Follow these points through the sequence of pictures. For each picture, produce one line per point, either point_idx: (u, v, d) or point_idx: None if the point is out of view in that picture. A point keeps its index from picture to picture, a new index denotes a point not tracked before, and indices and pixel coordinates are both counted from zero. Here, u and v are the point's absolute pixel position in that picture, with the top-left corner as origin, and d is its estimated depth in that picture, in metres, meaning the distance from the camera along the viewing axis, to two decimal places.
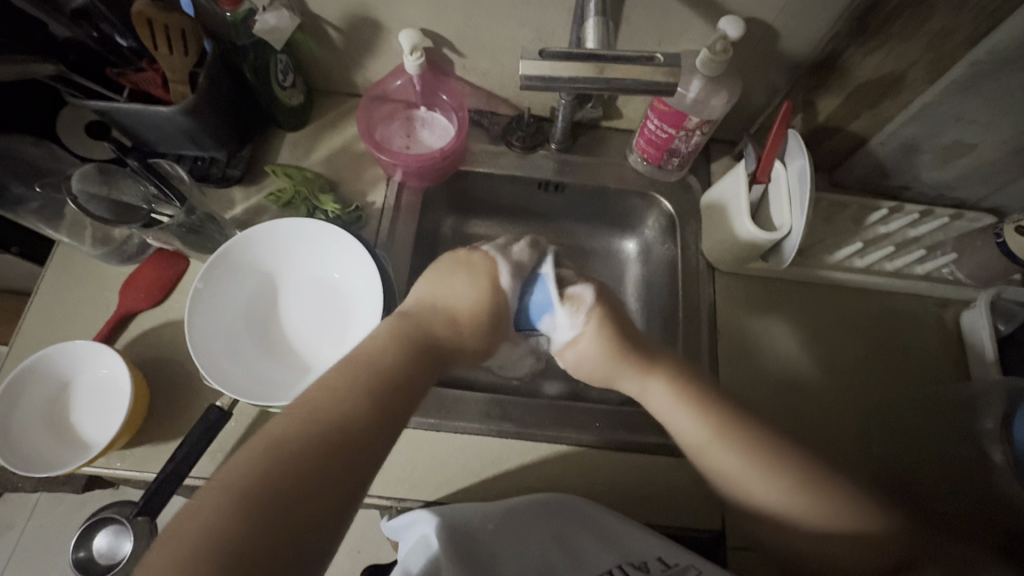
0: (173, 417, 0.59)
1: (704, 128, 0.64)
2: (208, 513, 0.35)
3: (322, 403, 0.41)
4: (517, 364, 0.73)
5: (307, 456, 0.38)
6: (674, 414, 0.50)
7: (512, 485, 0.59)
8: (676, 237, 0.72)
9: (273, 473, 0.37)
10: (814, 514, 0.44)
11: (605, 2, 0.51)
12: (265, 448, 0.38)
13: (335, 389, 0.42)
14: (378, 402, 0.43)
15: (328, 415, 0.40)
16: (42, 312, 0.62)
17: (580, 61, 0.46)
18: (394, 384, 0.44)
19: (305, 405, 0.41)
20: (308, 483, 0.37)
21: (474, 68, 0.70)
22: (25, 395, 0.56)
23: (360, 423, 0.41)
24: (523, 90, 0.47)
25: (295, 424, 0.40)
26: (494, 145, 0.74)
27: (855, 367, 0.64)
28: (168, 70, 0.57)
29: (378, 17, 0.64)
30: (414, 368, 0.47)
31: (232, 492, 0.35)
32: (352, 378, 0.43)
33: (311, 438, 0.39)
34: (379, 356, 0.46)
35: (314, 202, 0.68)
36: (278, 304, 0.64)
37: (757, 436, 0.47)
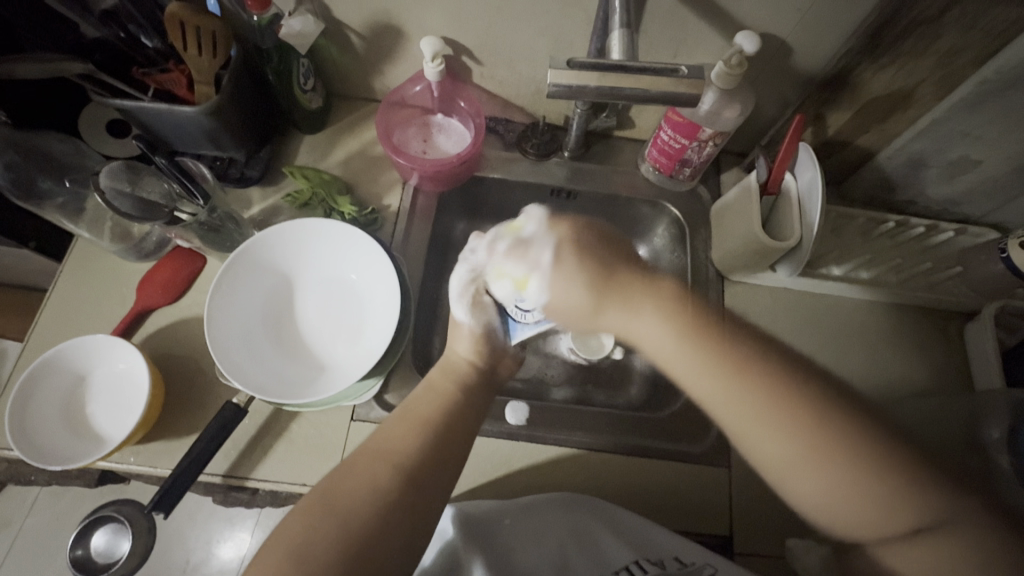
0: (187, 414, 0.59)
1: (717, 139, 0.65)
2: (297, 529, 0.42)
3: (401, 441, 0.48)
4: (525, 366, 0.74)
5: (389, 493, 0.44)
6: (669, 354, 0.50)
7: (522, 486, 0.59)
8: (686, 245, 0.74)
9: (339, 511, 0.43)
10: (857, 508, 0.43)
11: (629, 14, 0.52)
12: (342, 475, 0.45)
13: (395, 443, 0.48)
14: (438, 445, 0.49)
15: (393, 459, 0.46)
16: (59, 306, 0.63)
17: (605, 71, 0.47)
18: (456, 435, 0.50)
19: (391, 427, 0.49)
20: (376, 518, 0.43)
21: (492, 76, 0.71)
22: (43, 387, 0.56)
23: (433, 455, 0.48)
24: (548, 97, 0.48)
25: (354, 474, 0.45)
26: (509, 152, 0.76)
27: (882, 373, 0.66)
28: (195, 71, 0.58)
29: (401, 24, 0.65)
30: (463, 414, 0.52)
31: (316, 505, 0.43)
32: (418, 421, 0.50)
33: (386, 479, 0.45)
34: (435, 398, 0.52)
35: (332, 204, 0.69)
36: (294, 303, 0.65)
37: (813, 418, 0.44)
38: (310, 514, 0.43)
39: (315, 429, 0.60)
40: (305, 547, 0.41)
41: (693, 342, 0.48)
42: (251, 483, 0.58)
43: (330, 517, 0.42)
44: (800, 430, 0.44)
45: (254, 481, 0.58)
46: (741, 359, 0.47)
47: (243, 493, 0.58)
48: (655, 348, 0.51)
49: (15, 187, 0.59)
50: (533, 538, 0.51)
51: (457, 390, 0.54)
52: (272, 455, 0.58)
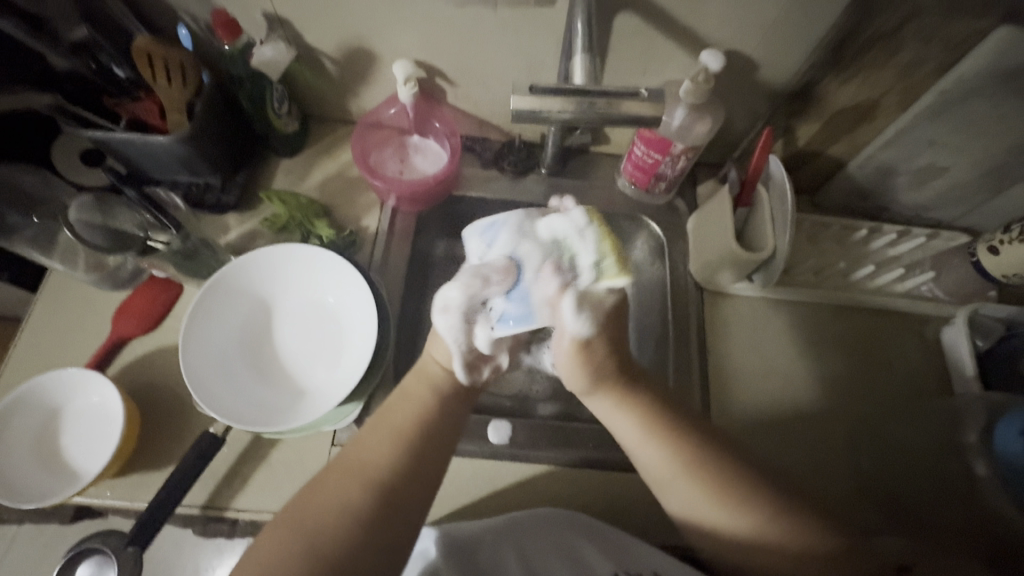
0: (164, 446, 0.58)
1: (689, 153, 0.66)
2: (266, 550, 0.42)
3: (371, 454, 0.48)
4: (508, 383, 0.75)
5: (364, 513, 0.44)
6: (634, 444, 0.52)
7: (507, 506, 0.59)
8: (665, 257, 0.74)
9: (307, 532, 0.42)
10: (799, 540, 0.45)
11: (591, 38, 0.53)
12: (315, 496, 0.45)
13: (370, 456, 0.47)
14: (414, 459, 0.48)
15: (368, 472, 0.46)
16: (32, 339, 0.62)
17: (569, 94, 0.47)
18: (432, 445, 0.50)
19: (359, 446, 0.48)
20: (348, 537, 0.42)
21: (467, 96, 0.72)
22: (15, 423, 0.55)
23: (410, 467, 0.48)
24: (515, 120, 0.49)
25: (325, 493, 0.45)
26: (486, 170, 0.76)
27: (859, 378, 0.66)
28: (166, 100, 0.58)
29: (374, 48, 0.65)
30: (442, 422, 0.52)
31: (284, 530, 0.43)
32: (394, 437, 0.49)
33: (359, 498, 0.45)
34: (411, 409, 0.51)
35: (309, 227, 0.69)
36: (272, 329, 0.64)
37: (724, 474, 0.48)
38: (280, 536, 0.43)
39: (295, 455, 0.59)
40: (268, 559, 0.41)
41: (655, 434, 0.51)
42: (230, 513, 0.57)
43: (300, 541, 0.42)
44: (723, 501, 0.48)
45: (234, 510, 0.57)
46: (683, 448, 0.50)
47: (222, 524, 0.57)
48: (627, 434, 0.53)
49: None
50: (514, 553, 0.51)
51: (433, 398, 0.53)
52: (251, 484, 0.58)
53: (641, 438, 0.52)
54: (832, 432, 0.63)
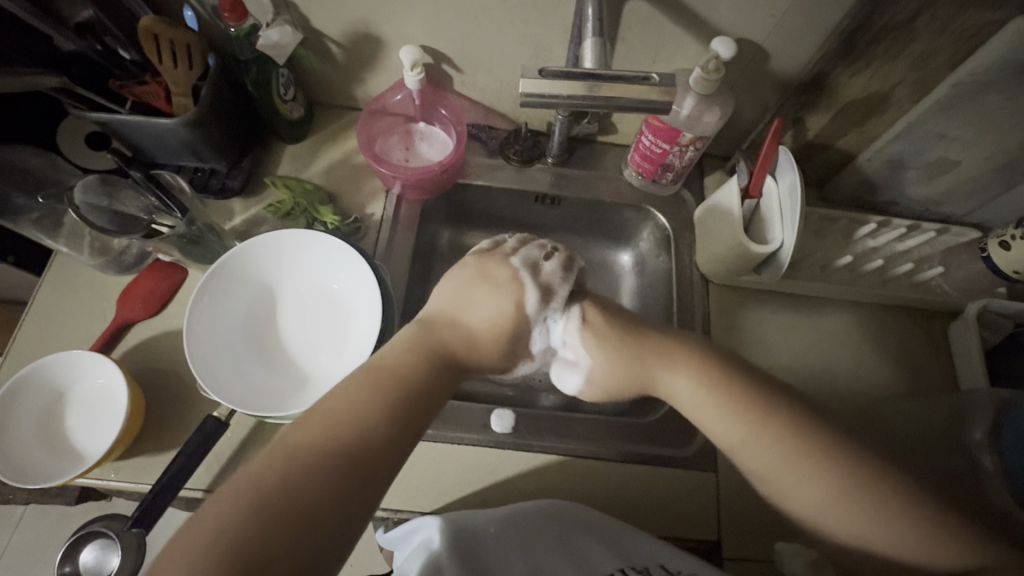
0: (169, 430, 0.58)
1: (698, 144, 0.65)
2: (224, 509, 0.36)
3: (351, 407, 0.42)
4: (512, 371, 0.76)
5: (337, 475, 0.39)
6: (701, 408, 0.50)
7: (510, 494, 0.59)
8: (671, 249, 0.75)
9: (273, 490, 0.37)
10: (867, 531, 0.43)
11: (602, 23, 0.52)
12: (285, 450, 0.40)
13: (353, 409, 0.42)
14: (398, 416, 0.43)
15: (352, 427, 0.41)
16: (37, 322, 0.62)
17: (579, 79, 0.47)
18: (415, 405, 0.45)
19: (341, 400, 0.43)
20: (323, 498, 0.37)
21: (473, 84, 0.71)
22: (20, 406, 0.55)
23: (380, 432, 0.42)
24: (523, 106, 0.48)
25: (301, 446, 0.40)
26: (492, 159, 0.76)
27: (866, 374, 0.66)
28: (172, 84, 0.58)
29: (379, 34, 0.65)
30: (431, 385, 0.47)
31: (249, 487, 0.37)
32: (383, 392, 0.44)
33: (332, 458, 0.39)
34: (404, 367, 0.47)
35: (314, 214, 0.69)
36: (275, 315, 0.64)
37: (809, 450, 0.45)
38: (243, 493, 0.37)
39: None
40: (229, 520, 0.36)
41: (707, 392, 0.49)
42: None
43: (246, 500, 0.36)
44: (807, 477, 0.45)
45: None
46: (757, 424, 0.47)
47: None
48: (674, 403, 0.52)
49: None
50: (517, 546, 0.50)
51: (428, 359, 0.48)
52: None
53: (706, 404, 0.50)
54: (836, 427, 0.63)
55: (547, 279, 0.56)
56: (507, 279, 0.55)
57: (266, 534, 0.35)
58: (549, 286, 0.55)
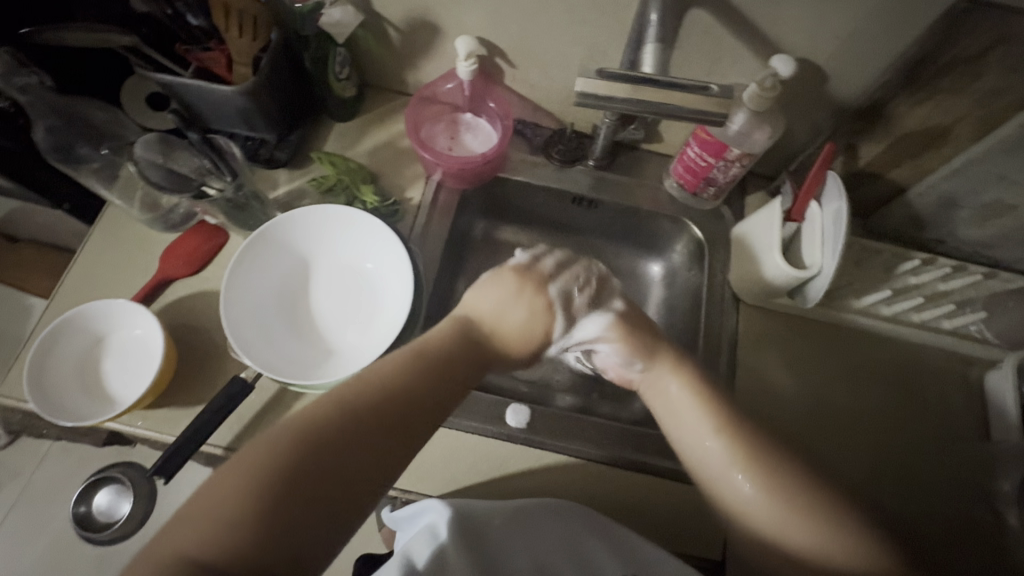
0: (197, 385, 0.60)
1: (744, 160, 0.65)
2: (274, 445, 0.40)
3: (392, 371, 0.47)
4: (531, 367, 0.79)
5: (371, 426, 0.43)
6: (690, 422, 0.53)
7: (518, 488, 0.59)
8: (704, 265, 0.74)
9: (319, 435, 0.41)
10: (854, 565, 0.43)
11: (665, 29, 0.52)
12: (334, 401, 0.44)
13: (396, 373, 0.47)
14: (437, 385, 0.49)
15: (393, 389, 0.46)
16: (84, 270, 0.65)
17: (635, 82, 0.47)
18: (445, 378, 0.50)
19: (385, 366, 0.48)
20: (362, 447, 0.42)
21: (523, 79, 0.71)
22: (62, 347, 0.58)
23: (409, 402, 0.46)
24: (577, 105, 0.48)
25: (348, 400, 0.44)
26: (533, 156, 0.76)
27: (896, 414, 0.64)
28: (235, 52, 0.60)
29: (437, 21, 0.65)
30: (465, 361, 0.52)
31: (301, 428, 0.41)
32: (424, 363, 0.49)
33: (369, 415, 0.44)
34: (440, 347, 0.52)
35: (354, 191, 0.70)
36: (308, 286, 0.65)
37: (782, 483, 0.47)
38: (292, 436, 0.41)
39: None
40: (278, 455, 0.40)
41: (702, 402, 0.53)
42: None
43: (296, 439, 0.41)
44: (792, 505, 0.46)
45: None
46: (753, 455, 0.49)
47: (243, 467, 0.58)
48: (662, 410, 0.55)
49: (58, 153, 0.63)
50: (519, 541, 0.52)
51: (462, 344, 0.53)
52: None
53: (697, 413, 0.53)
54: (857, 462, 0.61)
55: (579, 309, 0.60)
56: (537, 298, 0.59)
57: (307, 476, 0.40)
58: (571, 305, 0.60)
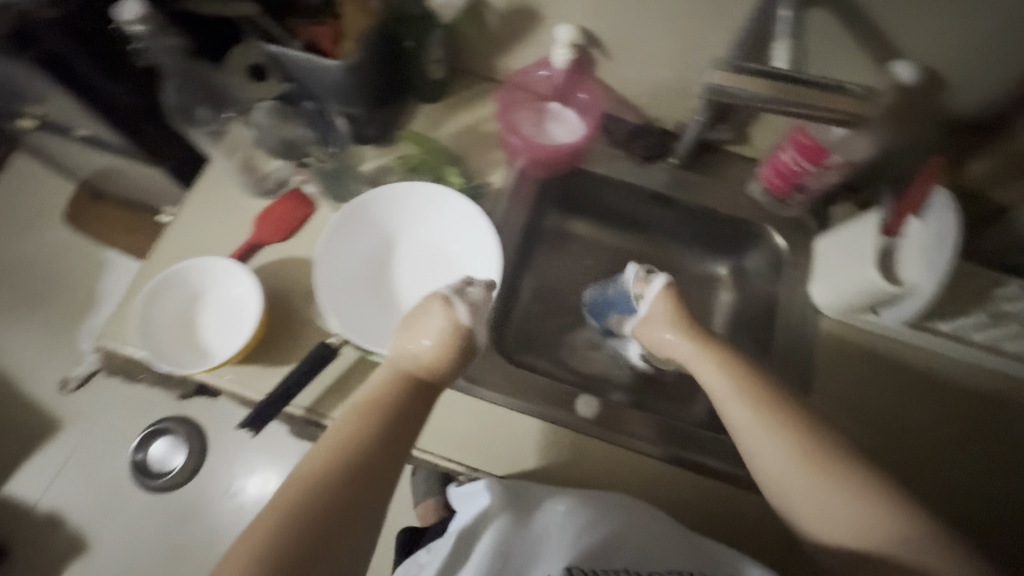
0: (281, 347, 0.62)
1: (842, 168, 0.64)
2: (252, 549, 0.40)
3: (342, 444, 0.46)
4: (591, 360, 0.80)
5: (332, 504, 0.43)
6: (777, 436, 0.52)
7: (584, 477, 0.61)
8: (784, 274, 0.72)
9: (284, 530, 0.41)
10: None
11: (797, 26, 0.53)
12: (295, 489, 0.43)
13: (344, 447, 0.45)
14: (384, 445, 0.47)
15: (349, 463, 0.45)
16: (184, 229, 0.68)
17: (772, 79, 0.49)
18: (395, 435, 0.48)
19: (331, 439, 0.46)
20: (329, 530, 0.42)
21: (616, 71, 0.70)
22: (164, 300, 0.61)
23: (365, 476, 0.45)
24: (705, 93, 0.52)
25: (306, 483, 0.43)
26: (614, 150, 0.76)
27: (970, 441, 0.63)
28: (350, 25, 0.62)
29: (539, 7, 0.65)
30: (406, 413, 0.49)
31: (271, 529, 0.41)
32: (368, 424, 0.47)
33: (332, 503, 0.43)
34: (379, 398, 0.49)
35: (437, 173, 0.72)
36: (391, 260, 0.67)
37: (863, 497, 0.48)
38: (264, 535, 0.41)
39: None
40: (253, 559, 0.40)
41: (786, 414, 0.52)
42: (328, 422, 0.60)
43: (266, 538, 0.41)
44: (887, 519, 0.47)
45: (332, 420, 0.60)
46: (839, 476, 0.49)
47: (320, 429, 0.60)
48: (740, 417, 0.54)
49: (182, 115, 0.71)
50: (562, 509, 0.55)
51: (401, 390, 0.50)
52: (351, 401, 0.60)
53: (780, 425, 0.52)
54: (926, 486, 0.61)
55: (476, 300, 0.55)
56: (433, 305, 0.53)
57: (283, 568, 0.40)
58: (476, 304, 0.55)
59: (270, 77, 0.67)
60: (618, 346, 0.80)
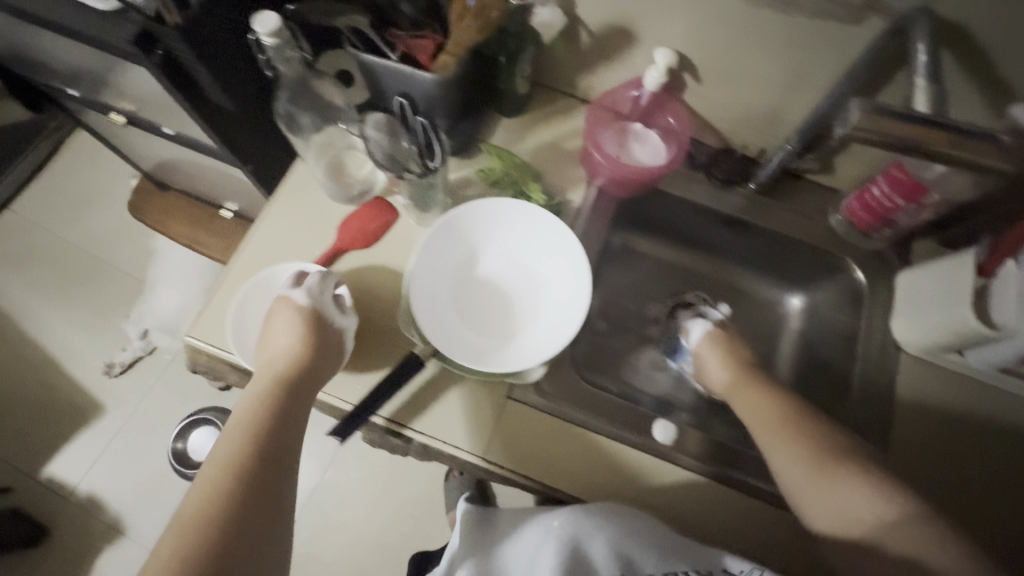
0: (366, 356, 0.63)
1: (937, 205, 0.63)
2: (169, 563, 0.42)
3: (232, 446, 0.48)
4: (655, 381, 0.79)
5: (223, 510, 0.45)
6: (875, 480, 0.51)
7: (661, 504, 0.61)
8: (863, 308, 0.71)
9: (188, 539, 0.43)
10: None
11: (933, 64, 0.52)
12: (206, 503, 0.45)
13: (226, 449, 0.48)
14: (261, 442, 0.49)
15: (236, 469, 0.47)
16: (266, 232, 0.68)
17: (919, 122, 0.47)
18: (269, 430, 0.50)
19: (225, 449, 0.48)
20: (210, 533, 0.44)
21: (705, 96, 0.70)
22: (253, 304, 0.61)
23: (228, 462, 0.47)
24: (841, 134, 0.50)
25: (201, 489, 0.45)
26: (692, 172, 0.76)
27: None
28: (452, 43, 0.61)
29: (637, 30, 0.65)
30: (288, 413, 0.52)
31: (188, 545, 0.43)
32: (250, 426, 0.50)
33: (204, 493, 0.45)
34: (262, 401, 0.52)
35: (521, 187, 0.71)
36: (475, 278, 0.68)
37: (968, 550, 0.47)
38: (185, 551, 0.42)
39: (475, 397, 0.62)
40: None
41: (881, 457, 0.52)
42: (408, 432, 0.61)
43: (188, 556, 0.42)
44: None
45: (412, 431, 0.61)
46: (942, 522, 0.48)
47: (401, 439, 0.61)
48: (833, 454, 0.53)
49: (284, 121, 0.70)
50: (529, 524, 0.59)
51: (283, 388, 0.53)
52: (432, 411, 0.62)
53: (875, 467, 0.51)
54: (1002, 534, 0.60)
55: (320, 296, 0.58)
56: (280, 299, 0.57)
57: None
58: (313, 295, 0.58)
59: (358, 83, 0.70)
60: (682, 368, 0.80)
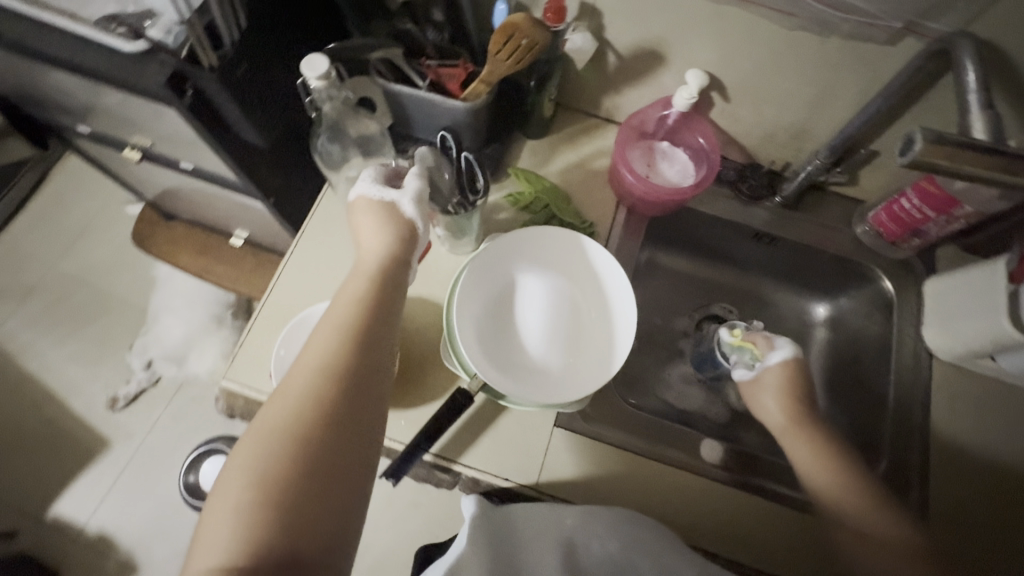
0: (410, 391, 0.62)
1: (969, 217, 0.64)
2: (265, 465, 0.40)
3: (319, 353, 0.46)
4: (689, 396, 0.78)
5: (323, 417, 0.42)
6: None
7: (715, 525, 0.60)
8: (892, 317, 0.72)
9: (289, 444, 0.40)
10: None
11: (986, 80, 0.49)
12: (305, 410, 0.42)
13: (317, 356, 0.45)
14: (357, 357, 0.46)
15: (332, 378, 0.44)
16: (297, 268, 0.66)
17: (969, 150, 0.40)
18: (365, 342, 0.47)
19: (317, 356, 0.46)
20: (317, 438, 0.41)
21: (732, 114, 0.71)
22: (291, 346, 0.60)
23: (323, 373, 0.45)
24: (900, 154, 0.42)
25: (300, 398, 0.43)
26: (718, 187, 0.76)
27: None
28: (487, 72, 0.59)
29: (667, 52, 0.65)
30: (378, 329, 0.49)
31: (284, 449, 0.40)
32: (343, 336, 0.47)
33: (296, 403, 0.43)
34: (350, 313, 0.49)
35: (554, 209, 0.70)
36: (515, 302, 0.66)
37: None
38: (280, 456, 0.40)
39: (522, 428, 0.62)
40: (273, 480, 0.39)
41: None
42: (457, 467, 0.60)
43: (289, 460, 0.40)
44: None
45: (461, 465, 0.60)
46: None
47: (450, 473, 0.61)
48: None
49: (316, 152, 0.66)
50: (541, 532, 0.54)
51: (372, 298, 0.51)
52: (481, 444, 0.61)
53: None
54: None
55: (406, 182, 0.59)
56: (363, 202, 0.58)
57: (299, 492, 0.39)
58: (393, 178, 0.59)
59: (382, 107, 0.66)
60: (716, 381, 0.79)
